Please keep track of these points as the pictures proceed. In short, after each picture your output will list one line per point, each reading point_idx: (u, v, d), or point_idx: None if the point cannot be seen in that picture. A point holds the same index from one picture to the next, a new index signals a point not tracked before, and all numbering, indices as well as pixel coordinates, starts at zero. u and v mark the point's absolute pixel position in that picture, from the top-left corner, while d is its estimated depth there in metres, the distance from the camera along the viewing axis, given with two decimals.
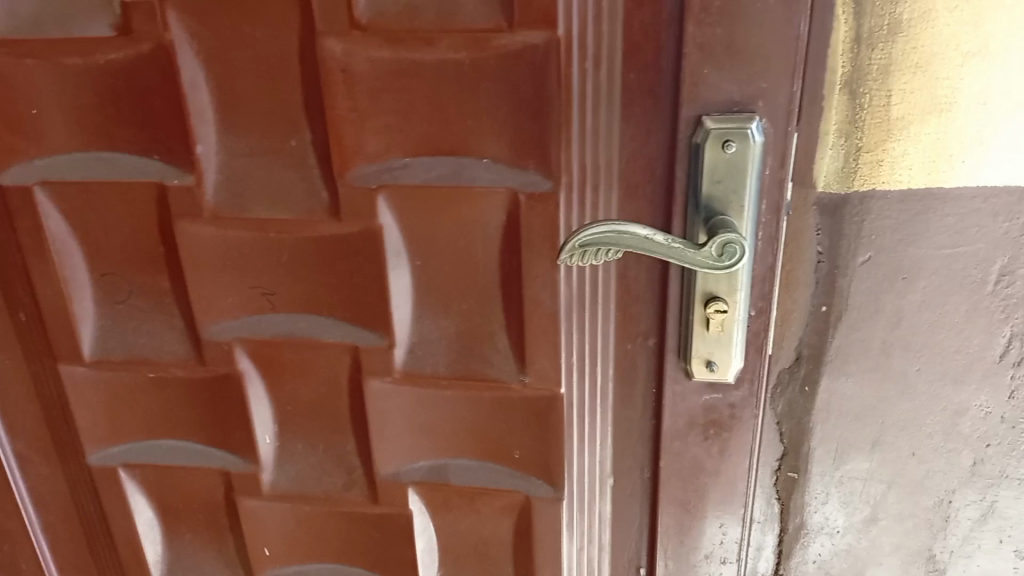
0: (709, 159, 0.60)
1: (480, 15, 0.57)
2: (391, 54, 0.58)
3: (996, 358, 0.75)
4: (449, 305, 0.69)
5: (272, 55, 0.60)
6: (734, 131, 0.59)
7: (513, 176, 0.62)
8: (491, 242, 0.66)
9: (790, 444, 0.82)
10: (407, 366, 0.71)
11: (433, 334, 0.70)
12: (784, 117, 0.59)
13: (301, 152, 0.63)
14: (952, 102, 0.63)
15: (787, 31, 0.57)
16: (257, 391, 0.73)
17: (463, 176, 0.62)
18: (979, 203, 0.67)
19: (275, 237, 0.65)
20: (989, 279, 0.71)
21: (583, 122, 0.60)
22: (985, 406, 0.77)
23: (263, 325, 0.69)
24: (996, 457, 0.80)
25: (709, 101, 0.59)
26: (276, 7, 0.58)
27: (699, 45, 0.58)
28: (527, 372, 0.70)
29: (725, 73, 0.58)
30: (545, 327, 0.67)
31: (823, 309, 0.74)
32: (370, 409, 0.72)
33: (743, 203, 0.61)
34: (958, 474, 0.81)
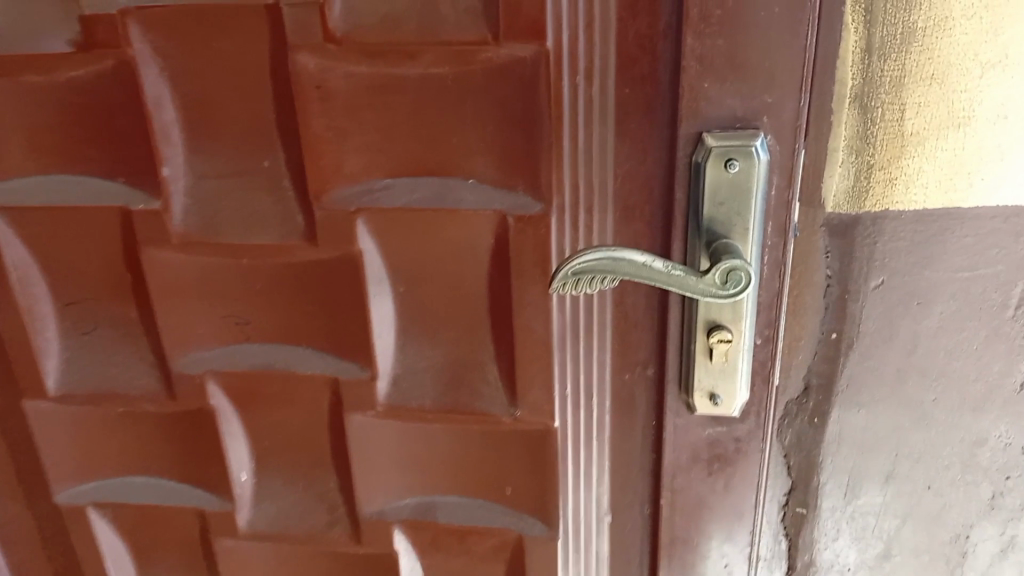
0: (711, 178, 0.56)
1: (463, 26, 0.53)
2: (368, 68, 0.54)
3: (1017, 386, 0.71)
4: (436, 335, 0.65)
5: (241, 71, 0.56)
6: (738, 148, 0.55)
7: (502, 197, 0.58)
8: (479, 268, 0.62)
9: (798, 477, 0.77)
10: (391, 399, 0.66)
11: (419, 365, 0.66)
12: (791, 133, 0.55)
13: (274, 174, 0.59)
14: (970, 115, 0.59)
15: (794, 41, 0.52)
16: (233, 425, 0.69)
17: (449, 198, 0.59)
18: (1000, 223, 0.63)
19: (249, 263, 0.61)
20: (1009, 304, 0.67)
21: (576, 139, 0.56)
22: (1005, 436, 0.74)
23: (236, 357, 0.65)
24: (1016, 490, 0.76)
25: (710, 118, 0.55)
26: (243, 20, 0.54)
27: (698, 57, 0.53)
28: (518, 406, 0.65)
29: (727, 88, 0.54)
30: (537, 359, 0.63)
31: (834, 336, 0.70)
32: (352, 445, 0.68)
33: (748, 225, 0.57)
34: (976, 507, 0.77)
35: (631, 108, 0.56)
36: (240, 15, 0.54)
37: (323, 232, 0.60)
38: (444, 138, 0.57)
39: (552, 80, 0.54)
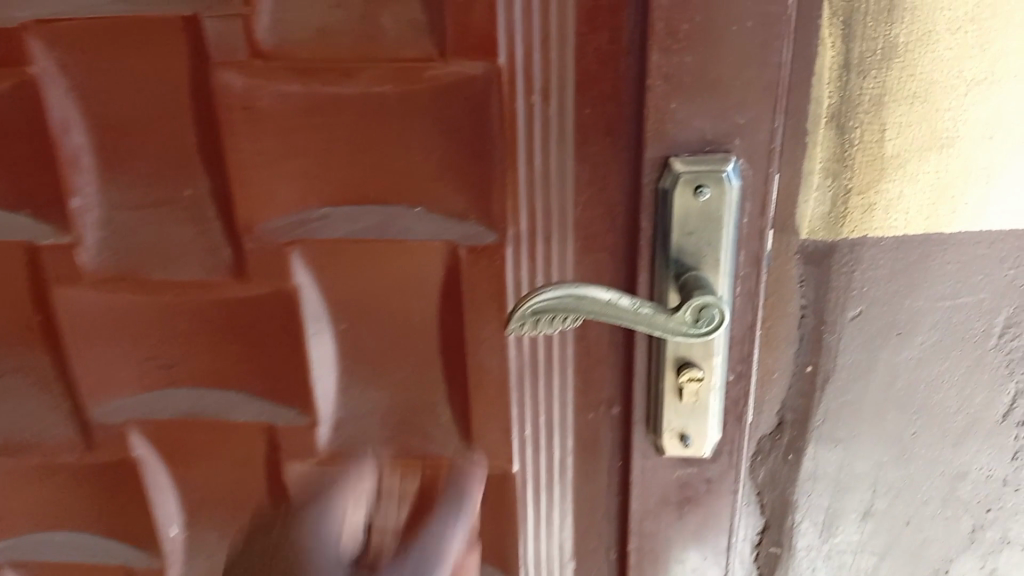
0: (679, 206, 0.51)
1: (407, 41, 0.48)
2: (300, 87, 0.49)
3: (999, 417, 0.68)
4: (383, 374, 0.60)
5: (158, 91, 0.50)
6: (708, 174, 0.50)
7: (452, 227, 0.53)
8: (428, 303, 0.57)
9: (772, 516, 0.73)
10: (334, 446, 0.61)
11: (365, 410, 0.61)
12: (765, 156, 0.51)
13: (198, 204, 0.53)
14: (954, 137, 0.55)
15: (766, 57, 0.48)
16: (159, 476, 0.64)
17: (394, 228, 0.53)
18: (983, 249, 0.60)
19: (173, 302, 0.56)
20: (992, 333, 0.64)
21: (531, 164, 0.52)
22: (986, 468, 0.70)
23: (161, 403, 0.60)
24: (997, 523, 0.73)
25: (679, 141, 0.50)
26: (161, 34, 0.49)
27: (665, 75, 0.48)
28: (473, 449, 0.61)
29: (696, 108, 0.49)
30: (493, 398, 0.59)
31: (809, 369, 0.65)
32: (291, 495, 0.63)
33: (719, 256, 0.52)
34: (956, 541, 0.74)
35: (591, 130, 0.51)
36: (157, 29, 0.49)
37: (255, 267, 0.54)
38: (386, 163, 0.51)
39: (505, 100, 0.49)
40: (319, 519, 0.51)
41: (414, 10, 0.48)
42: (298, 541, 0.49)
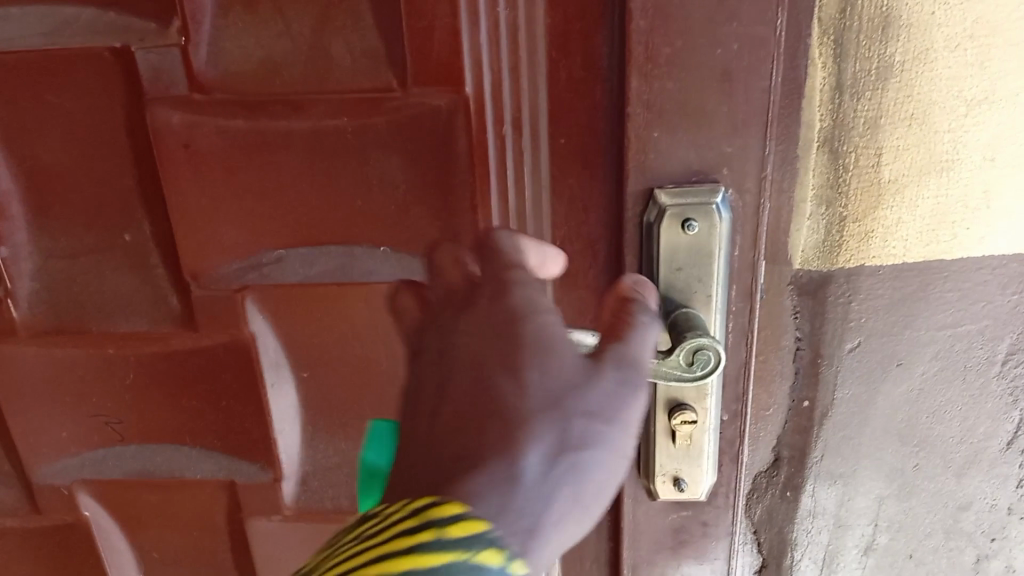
0: (665, 242, 0.47)
1: (361, 72, 0.45)
2: (246, 122, 0.46)
3: (1002, 446, 0.63)
4: (348, 426, 0.57)
5: (89, 130, 0.49)
6: (696, 207, 0.46)
7: (419, 266, 0.50)
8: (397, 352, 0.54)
9: (769, 555, 0.69)
10: (299, 500, 0.59)
11: (333, 461, 0.58)
12: (756, 185, 0.46)
13: (139, 249, 0.52)
14: (954, 159, 0.50)
15: (755, 81, 0.43)
16: (116, 534, 0.64)
17: (355, 270, 0.50)
18: (986, 274, 0.56)
19: (115, 355, 0.55)
20: (995, 359, 0.59)
21: (506, 203, 0.48)
22: (990, 497, 0.65)
23: (107, 461, 0.60)
24: (1004, 553, 0.68)
25: (662, 171, 0.46)
26: (89, 70, 0.47)
27: (645, 103, 0.44)
28: None
29: (678, 137, 0.45)
30: None
31: (806, 404, 0.61)
32: (255, 549, 0.62)
33: (710, 292, 0.48)
34: (959, 573, 0.69)
35: (567, 164, 0.48)
36: (84, 67, 0.47)
37: (206, 317, 0.53)
38: (343, 201, 0.48)
39: (472, 128, 0.45)
40: (533, 336, 0.38)
41: (371, 38, 0.44)
42: (483, 326, 0.39)
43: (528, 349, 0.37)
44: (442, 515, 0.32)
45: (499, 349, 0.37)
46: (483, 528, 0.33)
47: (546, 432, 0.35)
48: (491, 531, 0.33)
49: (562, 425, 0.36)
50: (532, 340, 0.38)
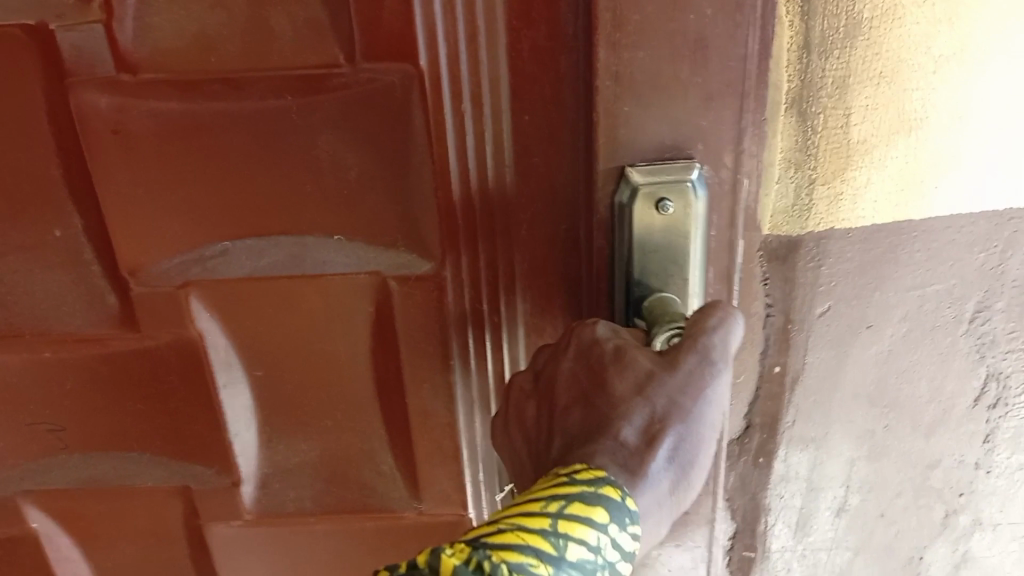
0: (639, 223, 0.44)
1: (304, 47, 0.42)
2: (182, 104, 0.43)
3: (968, 403, 0.60)
4: (310, 426, 0.55)
5: (6, 119, 0.45)
6: (670, 185, 0.43)
7: (376, 256, 0.47)
8: (357, 344, 0.51)
9: (743, 522, 0.66)
10: (259, 502, 0.58)
11: (293, 463, 0.56)
12: (733, 162, 0.44)
13: (71, 246, 0.49)
14: (923, 117, 0.47)
15: (732, 49, 0.41)
16: (64, 545, 0.62)
17: (309, 262, 0.48)
18: (954, 234, 0.52)
19: (54, 359, 0.53)
20: (963, 318, 0.56)
21: (467, 184, 0.45)
22: (957, 454, 0.62)
23: (51, 471, 0.57)
24: (971, 508, 0.65)
25: (634, 147, 0.43)
26: (0, 53, 0.43)
27: (614, 74, 0.41)
28: (422, 500, 0.57)
29: (651, 111, 0.42)
30: (436, 445, 0.54)
31: (777, 370, 0.57)
32: (214, 554, 0.61)
33: (687, 276, 0.46)
34: (929, 531, 0.66)
35: (534, 139, 0.45)
36: None
37: (149, 315, 0.50)
38: (293, 189, 0.45)
39: (429, 110, 0.43)
40: (616, 351, 0.41)
41: (314, 9, 0.41)
42: (578, 360, 0.42)
43: (612, 364, 0.41)
44: (574, 466, 0.38)
45: (591, 366, 0.42)
46: (602, 471, 0.38)
47: (637, 414, 0.40)
48: (610, 476, 0.38)
49: (649, 410, 0.40)
50: (612, 356, 0.41)
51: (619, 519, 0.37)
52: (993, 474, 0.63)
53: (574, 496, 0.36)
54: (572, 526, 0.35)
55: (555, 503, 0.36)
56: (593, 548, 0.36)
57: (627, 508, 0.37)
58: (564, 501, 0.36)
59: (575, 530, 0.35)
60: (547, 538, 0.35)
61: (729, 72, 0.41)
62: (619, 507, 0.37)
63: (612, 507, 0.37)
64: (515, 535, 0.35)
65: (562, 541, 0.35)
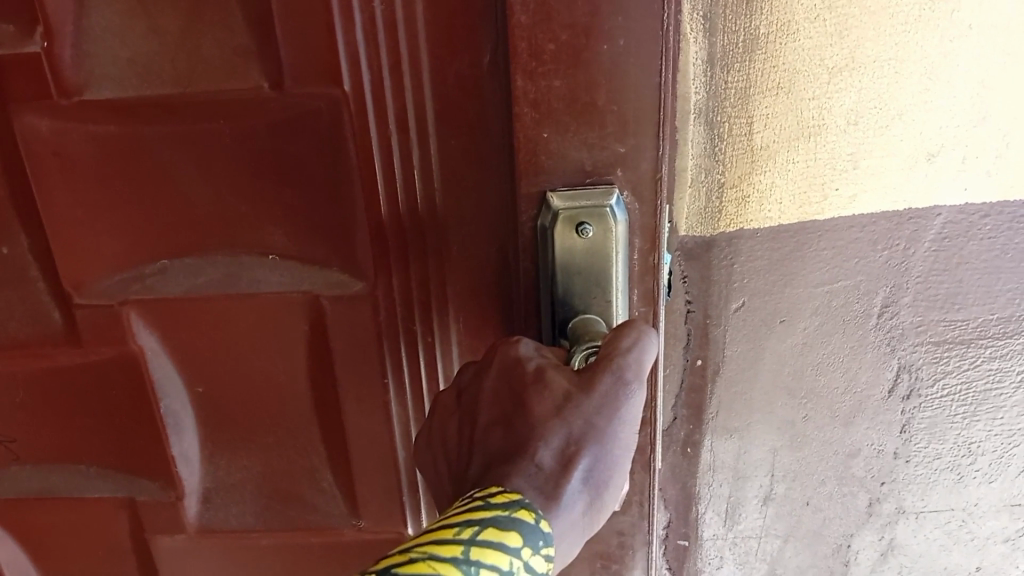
0: (560, 246, 0.45)
1: (234, 72, 0.44)
2: (118, 127, 0.45)
3: (883, 394, 0.62)
4: (251, 442, 0.57)
5: None
6: (590, 211, 0.44)
7: (311, 274, 0.49)
8: (294, 361, 0.53)
9: (675, 510, 0.69)
10: (203, 520, 0.60)
11: (235, 480, 0.58)
12: (652, 187, 0.45)
13: (17, 263, 0.51)
14: (821, 124, 0.51)
15: (646, 77, 0.41)
16: (14, 554, 0.64)
17: (244, 280, 0.50)
18: (857, 233, 0.55)
19: (4, 371, 0.55)
20: (872, 312, 0.59)
21: (395, 205, 0.47)
22: (877, 443, 0.64)
23: (5, 481, 0.60)
24: (893, 495, 0.67)
25: (553, 174, 0.44)
26: None
27: (533, 102, 0.42)
28: (362, 517, 0.59)
29: (570, 138, 0.43)
30: (374, 459, 0.56)
31: (699, 362, 0.61)
32: (161, 568, 0.63)
33: (611, 298, 0.47)
34: (855, 518, 0.68)
35: (459, 163, 0.46)
36: None
37: (92, 331, 0.53)
38: (228, 210, 0.48)
39: (357, 133, 0.45)
40: (537, 371, 0.42)
41: (242, 36, 0.43)
42: (501, 378, 0.43)
43: (532, 384, 0.42)
44: (486, 493, 0.38)
45: (513, 385, 0.42)
46: (516, 496, 0.38)
47: (554, 436, 0.40)
48: (524, 501, 0.38)
49: (566, 431, 0.40)
50: (533, 377, 0.42)
51: (532, 542, 0.36)
52: (912, 463, 0.65)
53: (487, 520, 0.35)
54: (484, 552, 0.34)
55: (468, 528, 0.35)
56: (505, 573, 0.35)
57: (540, 531, 0.37)
58: (477, 527, 0.35)
59: (487, 557, 0.34)
60: (459, 566, 0.33)
61: (645, 98, 0.42)
62: (532, 530, 0.37)
63: (525, 530, 0.36)
64: (425, 563, 0.33)
65: (474, 568, 0.34)
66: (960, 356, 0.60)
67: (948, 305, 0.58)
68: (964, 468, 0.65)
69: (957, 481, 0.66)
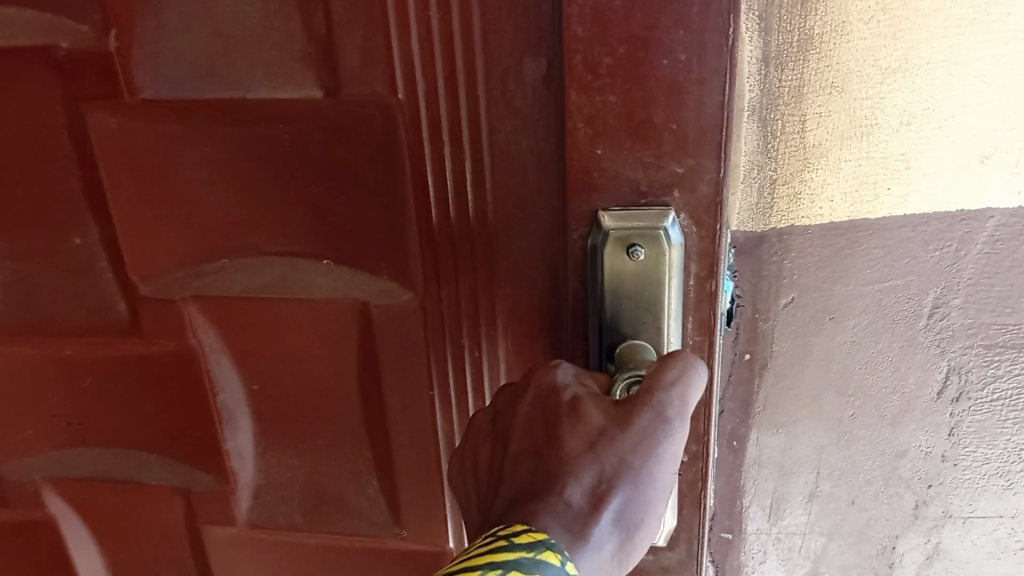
0: (610, 267, 0.43)
1: (292, 80, 0.45)
2: (181, 126, 0.47)
3: (933, 396, 0.60)
4: (300, 442, 0.58)
5: (37, 133, 0.51)
6: (642, 233, 0.42)
7: (360, 281, 0.50)
8: (343, 365, 0.54)
9: (721, 503, 0.67)
10: (254, 514, 0.62)
11: (285, 477, 0.60)
12: (711, 212, 0.42)
13: (87, 253, 0.54)
14: (874, 124, 0.50)
15: (708, 94, 0.39)
16: (76, 530, 0.67)
17: (297, 283, 0.51)
18: (908, 233, 0.54)
19: (73, 355, 0.58)
20: (922, 313, 0.57)
21: (445, 217, 0.47)
22: (925, 445, 0.62)
23: (72, 460, 0.63)
24: (941, 498, 0.65)
25: (605, 193, 0.42)
26: (35, 77, 0.49)
27: (588, 117, 0.40)
28: (403, 526, 0.60)
29: (625, 156, 0.41)
30: (418, 467, 0.57)
31: (747, 357, 0.60)
32: (213, 555, 0.65)
33: (661, 325, 0.45)
34: (901, 519, 0.66)
35: (510, 174, 0.45)
36: (29, 72, 0.49)
37: (153, 323, 0.55)
38: (281, 217, 0.49)
39: (409, 142, 0.45)
40: (572, 402, 0.40)
41: (302, 42, 0.44)
42: (537, 405, 0.42)
43: (567, 418, 0.40)
44: (511, 529, 0.36)
45: (548, 413, 0.41)
46: (542, 534, 0.36)
47: (585, 474, 0.38)
48: (551, 540, 0.36)
49: (598, 469, 0.38)
50: (567, 408, 0.40)
51: None
52: (960, 466, 0.63)
53: (510, 564, 0.34)
54: None
55: (489, 573, 0.34)
56: None
57: (568, 573, 0.35)
58: (499, 573, 0.34)
59: None
60: None
61: (706, 117, 0.40)
62: (557, 573, 0.35)
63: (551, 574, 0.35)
64: None
65: None
66: (1011, 361, 0.58)
67: (999, 308, 0.56)
68: (1014, 475, 0.63)
69: (1007, 487, 0.63)
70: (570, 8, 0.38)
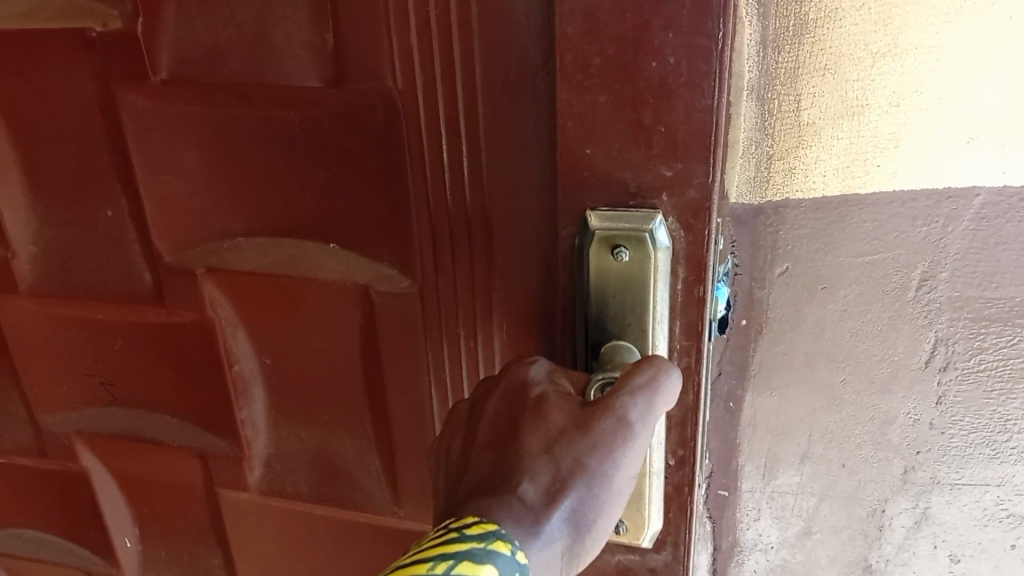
0: (594, 265, 0.45)
1: (300, 69, 0.47)
2: (201, 109, 0.50)
3: (921, 364, 0.58)
4: (308, 416, 0.61)
5: (72, 110, 0.54)
6: (627, 233, 0.44)
7: (363, 264, 0.53)
8: (346, 345, 0.57)
9: (716, 461, 0.65)
10: (266, 482, 0.65)
11: (294, 449, 0.63)
12: (697, 216, 0.43)
13: (117, 225, 0.57)
14: (866, 105, 0.49)
15: (696, 98, 0.40)
16: (105, 483, 0.72)
17: (305, 265, 0.54)
18: (897, 208, 0.53)
19: (100, 320, 0.62)
20: (910, 284, 0.55)
21: (444, 206, 0.49)
22: (913, 412, 0.60)
23: (101, 418, 0.67)
24: (930, 466, 0.62)
25: (591, 191, 0.44)
26: (71, 59, 0.52)
27: (578, 115, 0.42)
28: (402, 506, 0.62)
29: (615, 155, 0.43)
30: (417, 446, 0.60)
31: (744, 323, 0.59)
32: (228, 517, 0.69)
33: (646, 328, 0.46)
34: (890, 483, 0.63)
35: (505, 169, 0.47)
36: (66, 53, 0.52)
37: (175, 293, 0.59)
38: (292, 201, 0.52)
39: (410, 131, 0.47)
40: (536, 400, 0.43)
41: (311, 34, 0.46)
42: (505, 399, 0.45)
43: (529, 414, 0.43)
44: (460, 525, 0.39)
45: (513, 407, 0.44)
46: (492, 526, 0.39)
47: (541, 472, 0.41)
48: (501, 531, 0.39)
49: (554, 469, 0.41)
50: (532, 405, 0.43)
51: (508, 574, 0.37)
52: (948, 434, 0.61)
53: (463, 554, 0.36)
54: None
55: (442, 562, 0.36)
56: None
57: (516, 562, 0.38)
58: (451, 561, 0.36)
59: None
60: None
61: (693, 121, 0.41)
62: (507, 561, 0.37)
63: (500, 562, 0.37)
64: None
65: None
66: (998, 334, 0.56)
67: (986, 283, 0.55)
68: (1000, 445, 0.60)
69: (993, 457, 0.61)
70: (562, 8, 0.40)
